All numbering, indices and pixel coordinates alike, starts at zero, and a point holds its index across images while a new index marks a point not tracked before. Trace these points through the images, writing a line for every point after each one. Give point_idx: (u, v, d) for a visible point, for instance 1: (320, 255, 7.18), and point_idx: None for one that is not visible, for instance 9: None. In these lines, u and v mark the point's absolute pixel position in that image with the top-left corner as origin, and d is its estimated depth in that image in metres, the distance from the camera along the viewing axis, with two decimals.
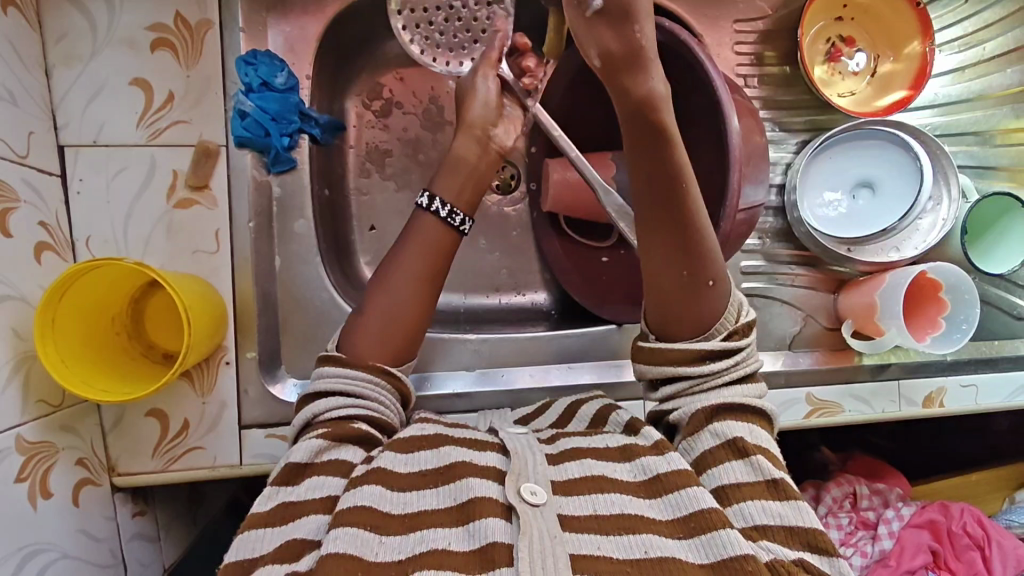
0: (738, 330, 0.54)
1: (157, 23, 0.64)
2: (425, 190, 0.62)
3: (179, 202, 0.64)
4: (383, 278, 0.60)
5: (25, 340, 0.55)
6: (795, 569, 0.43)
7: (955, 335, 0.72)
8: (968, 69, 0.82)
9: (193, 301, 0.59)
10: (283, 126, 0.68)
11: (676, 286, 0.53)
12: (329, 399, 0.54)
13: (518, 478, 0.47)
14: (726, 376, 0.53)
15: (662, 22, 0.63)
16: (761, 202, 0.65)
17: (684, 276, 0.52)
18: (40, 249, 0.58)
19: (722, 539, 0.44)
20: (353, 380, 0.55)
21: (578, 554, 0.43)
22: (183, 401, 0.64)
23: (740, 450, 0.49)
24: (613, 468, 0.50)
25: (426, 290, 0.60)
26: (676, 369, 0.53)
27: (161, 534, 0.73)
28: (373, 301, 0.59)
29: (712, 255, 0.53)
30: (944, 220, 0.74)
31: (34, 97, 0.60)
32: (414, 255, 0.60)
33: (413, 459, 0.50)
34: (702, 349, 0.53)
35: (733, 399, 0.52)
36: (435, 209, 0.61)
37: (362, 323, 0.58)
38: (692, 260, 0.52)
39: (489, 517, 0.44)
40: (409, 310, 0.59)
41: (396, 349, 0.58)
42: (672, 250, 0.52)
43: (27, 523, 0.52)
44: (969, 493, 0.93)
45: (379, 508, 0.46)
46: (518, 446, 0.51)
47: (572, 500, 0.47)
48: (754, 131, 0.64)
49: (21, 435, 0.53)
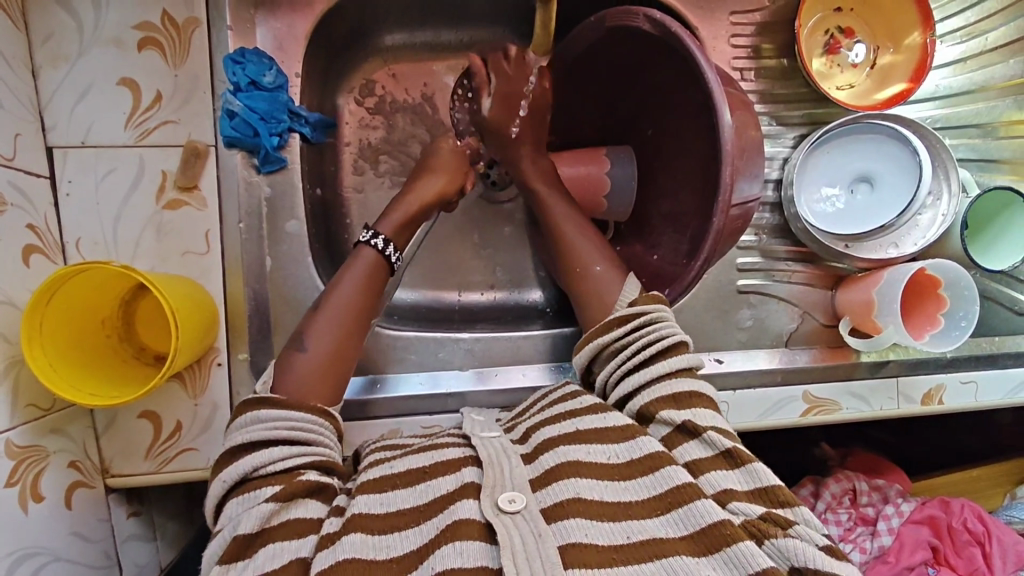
0: (637, 300, 0.61)
1: (143, 22, 0.63)
2: (368, 228, 0.64)
3: (169, 203, 0.64)
4: (321, 303, 0.60)
5: (13, 344, 0.55)
6: (763, 524, 0.44)
7: (955, 331, 0.71)
8: (971, 59, 0.81)
9: (182, 302, 0.58)
10: (272, 125, 0.67)
11: (577, 282, 0.65)
12: (273, 450, 0.51)
13: (494, 490, 0.47)
14: (641, 341, 0.58)
15: (654, 16, 0.61)
16: (756, 196, 0.63)
17: (578, 270, 0.66)
18: (29, 251, 0.58)
19: (697, 509, 0.45)
20: (297, 421, 0.53)
21: (567, 543, 0.43)
22: (175, 404, 0.64)
23: (693, 431, 0.51)
24: (587, 451, 0.50)
25: (358, 317, 0.61)
26: (597, 341, 0.60)
27: (156, 533, 0.74)
28: (313, 331, 0.59)
29: (581, 251, 0.67)
30: (944, 215, 0.73)
31: (21, 98, 0.59)
32: (354, 283, 0.61)
33: (389, 498, 0.49)
34: (613, 317, 0.60)
35: (660, 370, 0.56)
36: (377, 245, 0.63)
37: (301, 359, 0.57)
38: (577, 259, 0.66)
39: (474, 540, 0.43)
40: (345, 337, 0.59)
41: (332, 384, 0.58)
42: (570, 254, 0.67)
43: (18, 527, 0.53)
44: (971, 488, 0.93)
45: (363, 558, 0.44)
46: (492, 454, 0.51)
47: (559, 485, 0.47)
48: (749, 125, 0.62)
49: (10, 439, 0.53)
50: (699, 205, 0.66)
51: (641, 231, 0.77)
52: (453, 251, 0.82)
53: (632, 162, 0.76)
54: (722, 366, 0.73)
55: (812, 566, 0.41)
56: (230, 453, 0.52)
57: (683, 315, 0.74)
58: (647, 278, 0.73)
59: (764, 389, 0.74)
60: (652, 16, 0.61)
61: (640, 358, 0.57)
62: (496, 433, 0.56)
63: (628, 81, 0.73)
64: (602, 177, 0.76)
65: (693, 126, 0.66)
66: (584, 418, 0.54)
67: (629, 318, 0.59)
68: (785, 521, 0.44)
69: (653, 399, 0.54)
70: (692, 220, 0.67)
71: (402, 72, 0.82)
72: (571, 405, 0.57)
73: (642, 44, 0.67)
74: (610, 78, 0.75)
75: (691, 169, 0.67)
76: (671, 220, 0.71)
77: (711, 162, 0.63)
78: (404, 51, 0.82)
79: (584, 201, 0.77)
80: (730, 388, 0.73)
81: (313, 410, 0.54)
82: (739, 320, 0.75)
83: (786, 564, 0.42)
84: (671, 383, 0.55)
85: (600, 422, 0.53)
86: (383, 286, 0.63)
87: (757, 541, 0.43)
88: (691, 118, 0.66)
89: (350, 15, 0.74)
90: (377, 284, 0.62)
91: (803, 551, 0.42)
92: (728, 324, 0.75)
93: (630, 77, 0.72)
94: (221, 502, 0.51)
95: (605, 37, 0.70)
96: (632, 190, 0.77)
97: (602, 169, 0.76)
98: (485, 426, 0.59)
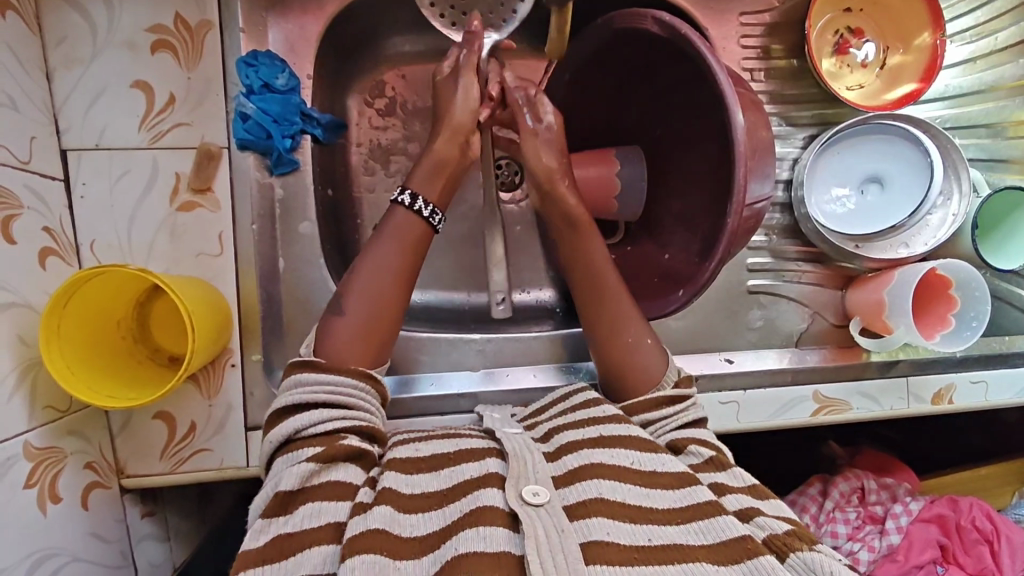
0: (682, 381, 0.62)
1: (156, 24, 0.63)
2: (405, 188, 0.62)
3: (183, 205, 0.64)
4: (360, 268, 0.60)
5: (31, 347, 0.55)
6: (788, 539, 0.45)
7: (966, 331, 0.71)
8: (980, 59, 0.81)
9: (197, 304, 0.58)
10: (285, 127, 0.67)
11: (623, 354, 0.63)
12: (310, 414, 0.52)
13: (517, 482, 0.48)
14: (682, 418, 0.59)
15: (662, 18, 0.61)
16: (767, 195, 0.63)
17: (629, 341, 0.63)
18: (45, 253, 0.58)
19: (719, 523, 0.45)
20: (338, 386, 0.54)
21: (589, 541, 0.43)
22: (189, 405, 0.64)
23: (721, 463, 0.54)
24: (610, 455, 0.51)
25: (404, 284, 0.60)
26: (644, 416, 0.59)
27: (170, 534, 0.74)
28: (349, 298, 0.58)
29: (631, 320, 0.64)
30: (954, 215, 0.73)
31: (36, 102, 0.59)
32: (393, 250, 0.60)
33: (414, 480, 0.50)
34: (659, 396, 0.60)
35: (696, 434, 0.58)
36: (418, 208, 0.61)
37: (339, 324, 0.57)
38: (629, 327, 0.64)
39: (496, 526, 0.44)
40: (384, 313, 0.59)
41: (375, 347, 0.58)
42: (620, 322, 0.64)
43: (36, 529, 0.53)
44: (980, 487, 0.93)
45: (392, 531, 0.45)
46: (515, 447, 0.51)
47: (580, 485, 0.48)
48: (761, 126, 0.62)
49: (28, 441, 0.53)
50: (711, 206, 0.66)
51: (653, 232, 0.76)
52: (463, 252, 0.82)
53: (640, 162, 0.76)
54: (732, 366, 0.73)
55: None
56: (276, 415, 0.53)
57: (693, 315, 0.74)
58: (659, 278, 0.73)
59: (774, 388, 0.74)
60: (661, 18, 0.61)
61: (680, 428, 0.59)
62: (518, 430, 0.56)
63: (638, 81, 0.73)
64: (610, 178, 0.75)
65: (705, 125, 0.66)
66: (608, 425, 0.54)
67: (673, 398, 0.60)
68: (810, 539, 0.46)
69: (683, 438, 0.57)
70: (704, 220, 0.67)
71: (411, 73, 0.82)
72: (593, 412, 0.57)
73: (652, 45, 0.67)
74: (620, 80, 0.74)
75: (702, 169, 0.67)
76: (684, 220, 0.71)
77: (723, 162, 0.63)
78: (413, 52, 0.82)
79: (595, 203, 0.76)
80: (740, 388, 0.73)
81: (357, 374, 0.55)
82: (750, 321, 0.75)
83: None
84: (704, 438, 0.58)
85: (623, 431, 0.54)
86: (424, 242, 0.62)
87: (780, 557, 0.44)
88: (704, 116, 0.65)
89: (360, 17, 0.74)
90: (421, 244, 0.61)
91: (828, 564, 0.43)
92: (739, 325, 0.75)
93: (639, 80, 0.72)
94: (269, 462, 0.53)
95: (612, 39, 0.69)
96: (644, 191, 0.77)
97: (612, 171, 0.75)
98: (505, 422, 0.59)
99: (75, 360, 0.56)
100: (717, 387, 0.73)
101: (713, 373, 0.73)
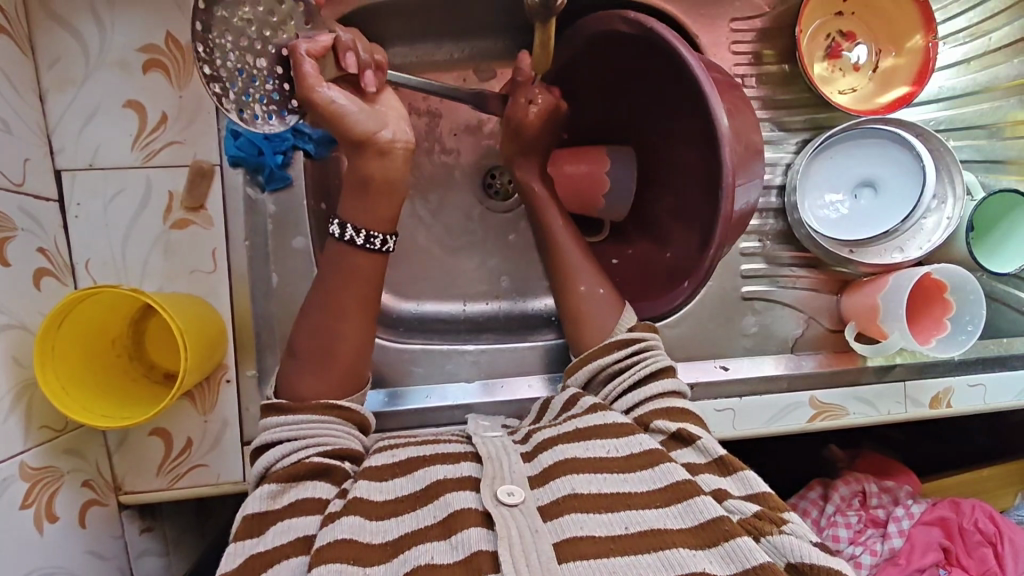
0: (636, 326, 0.63)
1: (147, 44, 0.64)
2: (335, 218, 0.59)
3: (176, 222, 0.65)
4: (321, 296, 0.59)
5: (25, 367, 0.56)
6: (760, 522, 0.46)
7: (960, 335, 0.71)
8: (975, 60, 0.80)
9: (191, 323, 0.59)
10: (276, 143, 0.68)
11: (575, 302, 0.66)
12: (274, 448, 0.53)
13: (493, 482, 0.48)
14: (640, 365, 0.60)
15: (631, 15, 0.63)
16: (755, 200, 0.62)
17: (581, 288, 0.66)
18: (39, 274, 0.59)
19: (698, 505, 0.46)
20: (298, 423, 0.54)
21: (562, 539, 0.44)
22: (185, 421, 0.65)
23: (686, 438, 0.54)
24: (584, 447, 0.51)
25: (360, 317, 0.59)
26: (600, 363, 0.61)
27: (169, 548, 0.75)
28: (299, 338, 0.58)
29: (578, 270, 0.67)
30: (948, 219, 0.72)
31: (30, 125, 0.60)
32: (343, 285, 0.58)
33: (389, 485, 0.50)
34: (613, 341, 0.61)
35: (659, 390, 0.58)
36: (349, 238, 0.58)
37: (293, 367, 0.58)
38: (581, 277, 0.67)
39: (471, 527, 0.45)
40: (343, 343, 0.58)
41: (340, 379, 0.58)
42: (567, 268, 0.68)
43: (34, 547, 0.54)
44: (983, 488, 0.92)
45: (358, 538, 0.45)
46: (492, 450, 0.52)
47: (554, 484, 0.48)
48: (753, 134, 0.61)
49: (24, 462, 0.54)
50: (704, 206, 0.65)
51: (650, 230, 0.75)
52: (459, 262, 0.82)
53: (631, 163, 0.75)
54: (728, 373, 0.73)
55: (808, 560, 0.44)
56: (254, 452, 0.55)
57: (687, 323, 0.74)
58: (654, 282, 0.73)
59: (769, 395, 0.73)
60: (629, 16, 0.63)
61: (638, 382, 0.59)
62: (498, 433, 0.56)
63: (628, 85, 0.72)
64: (598, 177, 0.75)
65: (690, 122, 0.65)
66: (584, 417, 0.55)
67: (626, 343, 0.61)
68: (780, 518, 0.47)
69: (650, 411, 0.56)
70: (694, 226, 0.66)
71: None
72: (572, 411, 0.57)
73: (627, 46, 0.68)
74: (603, 82, 0.75)
75: (691, 170, 0.67)
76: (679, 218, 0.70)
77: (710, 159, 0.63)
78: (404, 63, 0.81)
79: (582, 196, 0.76)
80: (735, 395, 0.73)
81: (316, 409, 0.55)
82: (745, 327, 0.75)
83: (783, 560, 0.45)
84: (668, 401, 0.57)
85: (599, 420, 0.54)
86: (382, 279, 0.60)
87: (755, 538, 0.46)
88: (689, 113, 0.65)
89: None
90: (372, 275, 0.59)
91: (798, 546, 0.45)
92: (733, 331, 0.75)
93: (624, 83, 0.73)
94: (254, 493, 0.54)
95: (586, 49, 0.71)
96: (632, 190, 0.76)
97: (602, 168, 0.75)
98: (490, 428, 0.58)
99: (65, 384, 0.56)
100: (713, 395, 0.73)
101: (708, 380, 0.72)
